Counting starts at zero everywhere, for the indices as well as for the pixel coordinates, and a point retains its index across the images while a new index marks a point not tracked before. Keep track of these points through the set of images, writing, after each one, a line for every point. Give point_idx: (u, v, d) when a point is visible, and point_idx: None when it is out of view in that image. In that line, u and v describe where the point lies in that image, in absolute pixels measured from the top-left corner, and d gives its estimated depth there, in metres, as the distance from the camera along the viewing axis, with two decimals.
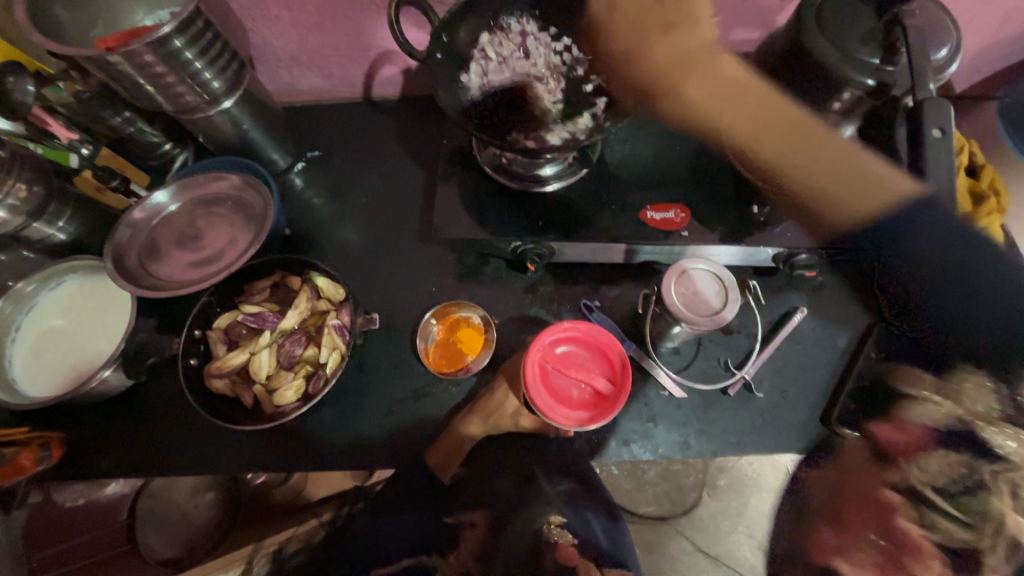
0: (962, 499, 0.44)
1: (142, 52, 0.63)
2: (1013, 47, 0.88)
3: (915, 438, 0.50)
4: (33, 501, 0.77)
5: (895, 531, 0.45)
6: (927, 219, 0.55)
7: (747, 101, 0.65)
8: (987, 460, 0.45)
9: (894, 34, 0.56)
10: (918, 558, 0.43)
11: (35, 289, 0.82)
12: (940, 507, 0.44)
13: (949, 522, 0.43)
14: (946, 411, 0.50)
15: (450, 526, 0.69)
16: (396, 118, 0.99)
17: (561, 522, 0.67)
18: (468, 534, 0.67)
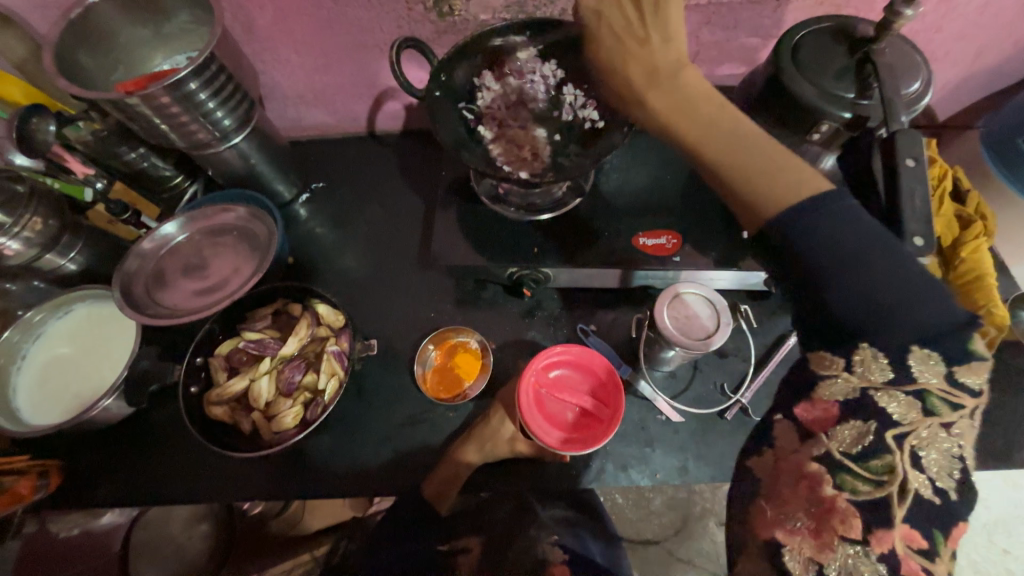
0: (870, 462, 0.42)
1: (159, 94, 0.68)
2: (988, 78, 0.91)
3: (832, 413, 0.44)
4: (28, 531, 0.77)
5: (823, 495, 0.42)
6: (835, 211, 0.47)
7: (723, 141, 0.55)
8: (888, 426, 0.42)
9: (866, 70, 0.61)
10: (843, 519, 0.41)
11: (43, 317, 0.84)
12: (852, 468, 0.42)
13: (865, 484, 0.41)
14: (843, 381, 0.45)
15: (443, 553, 0.72)
16: (397, 150, 1.03)
17: (556, 544, 0.71)
18: (461, 560, 0.71)
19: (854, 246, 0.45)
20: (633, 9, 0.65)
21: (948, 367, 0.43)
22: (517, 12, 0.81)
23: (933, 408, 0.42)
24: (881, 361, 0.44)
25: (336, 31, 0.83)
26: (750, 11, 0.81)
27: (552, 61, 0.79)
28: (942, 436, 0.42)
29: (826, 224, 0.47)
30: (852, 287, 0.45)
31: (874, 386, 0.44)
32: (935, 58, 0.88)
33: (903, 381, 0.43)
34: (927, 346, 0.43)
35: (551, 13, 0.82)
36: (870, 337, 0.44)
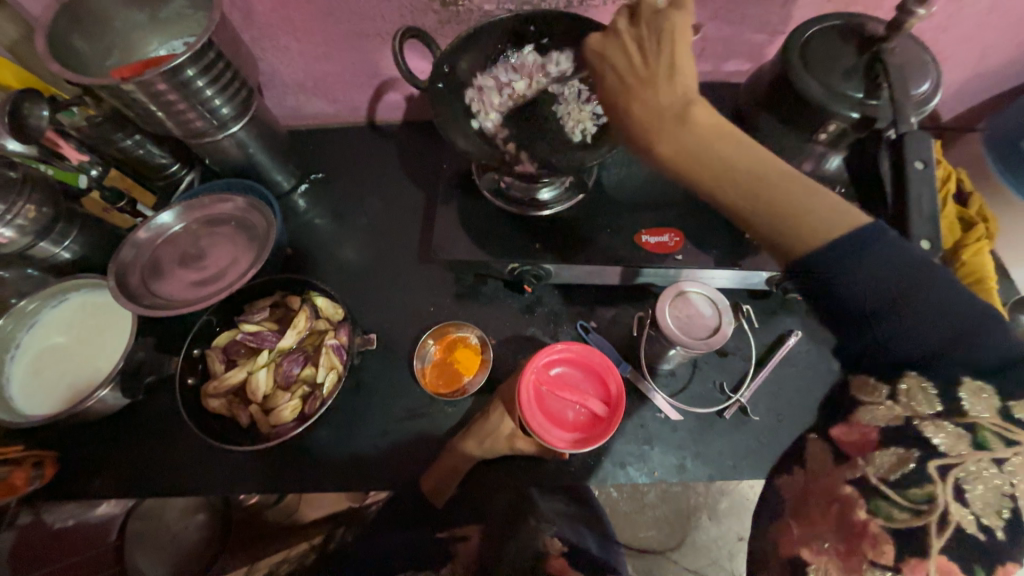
0: (910, 490, 0.44)
1: (156, 81, 0.66)
2: (995, 80, 0.91)
3: (869, 438, 0.49)
4: (22, 521, 0.75)
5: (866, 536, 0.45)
6: (881, 251, 0.47)
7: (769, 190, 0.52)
8: (933, 455, 0.45)
9: (876, 71, 0.60)
10: (875, 544, 0.44)
11: (36, 307, 0.83)
12: (888, 495, 0.45)
13: (901, 512, 0.44)
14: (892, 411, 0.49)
15: (443, 540, 0.73)
16: (398, 142, 1.02)
17: (554, 535, 0.71)
18: (461, 547, 0.72)
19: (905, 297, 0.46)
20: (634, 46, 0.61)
21: (1005, 405, 0.44)
22: (522, 3, 0.80)
23: (982, 442, 0.44)
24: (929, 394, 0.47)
25: (337, 18, 0.81)
26: (757, 7, 0.80)
27: (563, 48, 0.77)
28: (995, 474, 0.42)
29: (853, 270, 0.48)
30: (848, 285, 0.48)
31: (919, 416, 0.47)
32: (942, 59, 0.87)
33: (951, 414, 0.46)
34: (981, 378, 0.45)
35: (556, 5, 0.81)
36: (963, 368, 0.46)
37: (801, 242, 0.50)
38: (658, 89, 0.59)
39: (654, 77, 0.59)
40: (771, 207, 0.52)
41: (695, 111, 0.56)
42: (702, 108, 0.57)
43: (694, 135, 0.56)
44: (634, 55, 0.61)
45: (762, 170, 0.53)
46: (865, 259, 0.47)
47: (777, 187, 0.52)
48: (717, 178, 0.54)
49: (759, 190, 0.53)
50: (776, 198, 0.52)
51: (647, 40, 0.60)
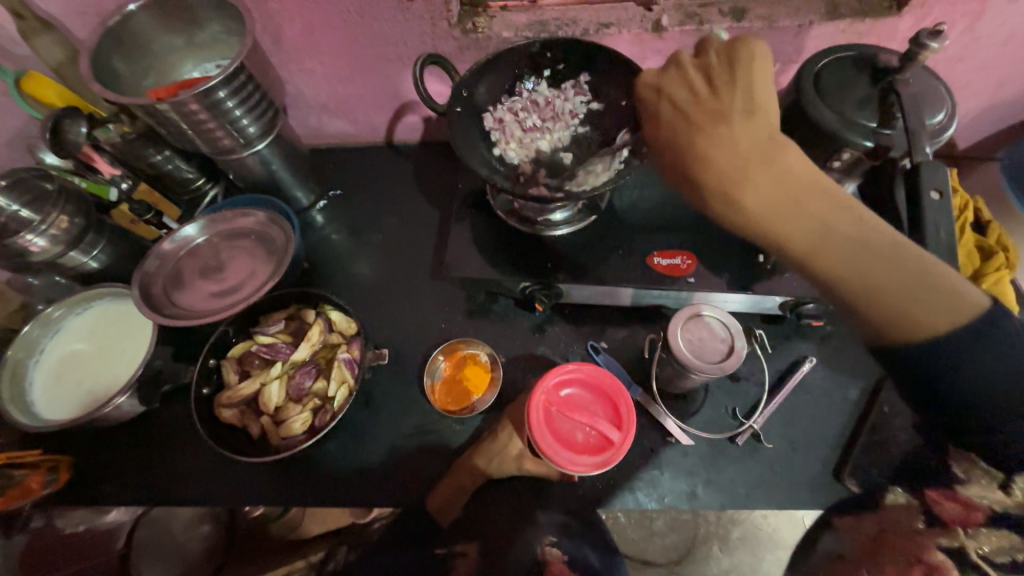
0: (1009, 573, 0.43)
1: (189, 102, 0.70)
2: (1012, 109, 0.91)
3: (969, 511, 0.47)
4: (35, 526, 0.76)
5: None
6: (996, 341, 0.46)
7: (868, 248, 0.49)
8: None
9: (889, 101, 0.60)
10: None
11: (62, 313, 0.86)
12: (988, 571, 0.43)
13: None
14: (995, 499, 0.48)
15: (440, 557, 0.69)
16: (415, 161, 1.05)
17: (551, 543, 0.69)
18: (460, 563, 0.68)
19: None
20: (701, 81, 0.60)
21: None
22: (540, 30, 0.83)
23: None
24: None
25: (362, 44, 0.85)
26: (770, 36, 0.81)
27: (584, 73, 0.80)
28: None
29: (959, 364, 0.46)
30: (956, 362, 0.46)
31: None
32: (957, 88, 0.87)
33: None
34: None
35: (573, 33, 0.83)
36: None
37: (897, 310, 0.48)
38: (739, 128, 0.55)
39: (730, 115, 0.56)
40: (869, 272, 0.49)
41: (788, 155, 0.53)
42: (795, 157, 0.53)
43: (789, 181, 0.52)
44: (702, 91, 0.59)
45: (858, 227, 0.50)
46: (982, 347, 0.46)
47: (876, 247, 0.49)
48: (813, 235, 0.51)
49: (858, 250, 0.50)
50: (874, 252, 0.49)
51: (717, 79, 0.59)
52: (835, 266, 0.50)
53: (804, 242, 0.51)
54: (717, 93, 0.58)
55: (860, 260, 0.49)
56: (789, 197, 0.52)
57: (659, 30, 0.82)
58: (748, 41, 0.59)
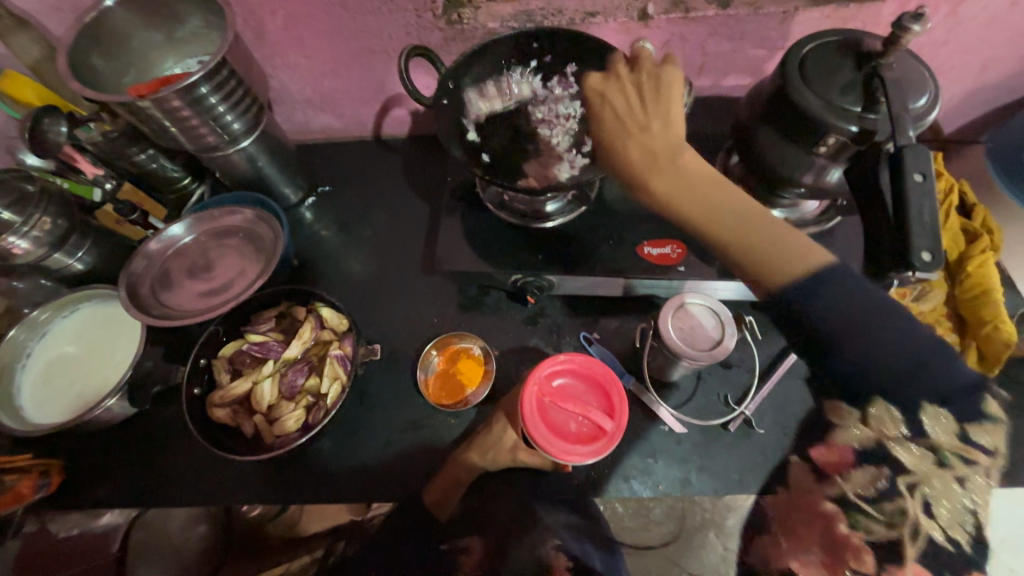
0: (884, 504, 0.47)
1: (171, 98, 0.69)
2: (996, 92, 0.91)
3: (845, 458, 0.53)
4: (28, 529, 0.79)
5: (836, 533, 0.49)
6: (835, 287, 0.52)
7: (747, 218, 0.59)
8: (900, 472, 0.48)
9: (874, 86, 0.61)
10: (857, 555, 0.48)
11: (48, 316, 0.85)
12: (866, 508, 0.48)
13: (877, 525, 0.47)
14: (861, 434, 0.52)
15: (444, 552, 0.71)
16: (403, 155, 1.04)
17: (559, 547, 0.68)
18: (463, 560, 0.70)
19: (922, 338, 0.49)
20: (635, 96, 0.69)
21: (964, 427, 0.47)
22: (525, 21, 0.82)
23: (946, 461, 0.47)
24: (894, 415, 0.49)
25: (346, 37, 0.84)
26: (756, 22, 0.81)
27: (570, 65, 0.79)
28: (956, 488, 0.46)
29: (811, 303, 0.52)
30: (833, 324, 0.50)
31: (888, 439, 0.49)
32: (942, 71, 0.88)
33: (918, 436, 0.48)
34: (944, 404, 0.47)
35: (559, 23, 0.83)
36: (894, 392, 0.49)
37: (763, 270, 0.56)
38: (653, 132, 0.66)
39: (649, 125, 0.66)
40: (746, 229, 0.58)
41: (686, 153, 0.64)
42: (691, 155, 0.64)
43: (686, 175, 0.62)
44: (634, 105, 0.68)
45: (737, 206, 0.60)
46: (832, 290, 0.52)
47: (749, 222, 0.58)
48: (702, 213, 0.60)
49: (741, 223, 0.58)
50: (750, 216, 0.59)
51: (647, 93, 0.68)
52: (720, 235, 0.59)
53: (696, 213, 0.61)
54: (643, 106, 0.68)
55: (744, 217, 0.59)
56: (690, 188, 0.61)
57: (645, 18, 0.82)
58: (671, 62, 0.69)
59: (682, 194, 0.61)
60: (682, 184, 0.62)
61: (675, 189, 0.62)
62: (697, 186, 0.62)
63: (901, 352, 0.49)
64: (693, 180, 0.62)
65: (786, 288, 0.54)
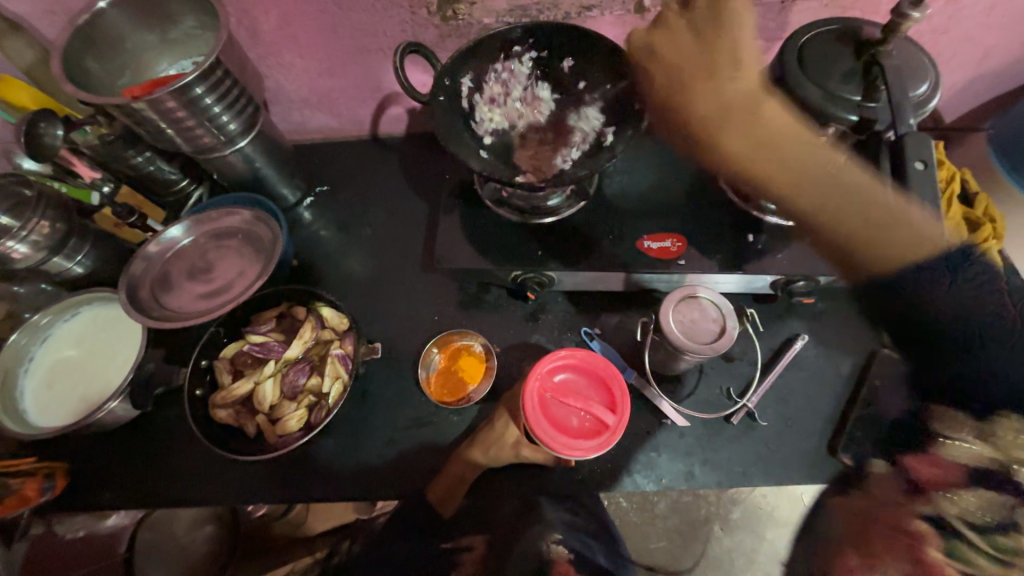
0: (1000, 539, 0.41)
1: (166, 99, 0.68)
2: (997, 79, 0.90)
3: (949, 473, 0.46)
4: (35, 532, 0.76)
5: (928, 557, 0.41)
6: (970, 273, 0.53)
7: (835, 184, 0.59)
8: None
9: (872, 74, 0.60)
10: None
11: (49, 320, 0.85)
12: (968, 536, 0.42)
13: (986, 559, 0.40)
14: (985, 453, 0.47)
15: (445, 551, 0.67)
16: (401, 154, 1.04)
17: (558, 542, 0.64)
18: (466, 558, 0.65)
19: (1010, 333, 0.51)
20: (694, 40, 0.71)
21: None
22: (521, 15, 0.81)
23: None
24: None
25: (340, 35, 0.83)
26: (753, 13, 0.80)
27: (567, 59, 0.79)
28: None
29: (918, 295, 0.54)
30: (944, 298, 0.53)
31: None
32: (942, 60, 0.87)
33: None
34: None
35: (555, 17, 0.82)
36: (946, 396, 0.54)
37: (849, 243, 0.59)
38: (722, 86, 0.67)
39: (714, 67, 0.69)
40: (833, 198, 0.60)
41: (765, 108, 0.62)
42: (773, 107, 0.62)
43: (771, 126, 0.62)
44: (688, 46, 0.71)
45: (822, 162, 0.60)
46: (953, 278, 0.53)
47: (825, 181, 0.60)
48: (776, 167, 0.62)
49: (821, 192, 0.60)
50: (839, 184, 0.59)
51: (705, 33, 0.71)
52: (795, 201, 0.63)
53: (781, 175, 0.62)
54: (706, 54, 0.70)
55: (826, 195, 0.60)
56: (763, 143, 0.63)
57: (642, 11, 0.81)
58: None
59: (765, 154, 0.63)
60: (760, 143, 0.63)
61: (750, 151, 0.64)
62: (777, 145, 0.62)
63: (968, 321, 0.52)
64: (772, 142, 0.62)
65: (886, 273, 0.56)
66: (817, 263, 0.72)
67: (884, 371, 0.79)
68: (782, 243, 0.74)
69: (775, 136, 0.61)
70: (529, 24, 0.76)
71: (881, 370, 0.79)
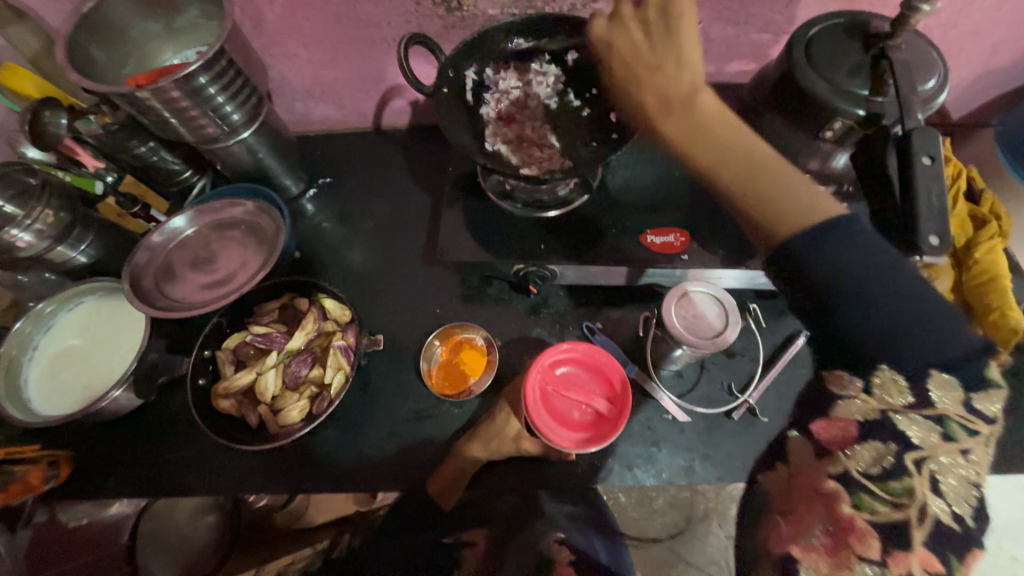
0: (890, 484, 0.45)
1: (169, 89, 0.68)
2: (1006, 75, 0.90)
3: (848, 432, 0.49)
4: (39, 519, 0.78)
5: (840, 513, 0.46)
6: (855, 237, 0.49)
7: (741, 169, 0.58)
8: (908, 449, 0.46)
9: (881, 67, 0.60)
10: (861, 539, 0.44)
11: (53, 309, 0.85)
12: (873, 489, 0.45)
13: (882, 505, 0.45)
14: (870, 405, 0.49)
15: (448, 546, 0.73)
16: (404, 146, 1.03)
17: (560, 541, 0.71)
18: (467, 554, 0.72)
19: (916, 316, 0.46)
20: (640, 36, 0.67)
21: (967, 395, 0.45)
22: (525, 7, 0.81)
23: (949, 433, 0.45)
24: (898, 382, 0.47)
25: (345, 25, 0.83)
26: (761, 5, 0.79)
27: (570, 53, 0.79)
28: (961, 462, 0.45)
29: (821, 247, 0.50)
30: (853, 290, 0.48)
31: (891, 409, 0.47)
32: (950, 55, 0.86)
33: (920, 405, 0.46)
34: (946, 370, 0.45)
35: (560, 8, 0.82)
36: (895, 358, 0.46)
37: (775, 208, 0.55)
38: (668, 75, 0.64)
39: (662, 69, 0.65)
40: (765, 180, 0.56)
41: (703, 95, 0.62)
42: (708, 95, 0.62)
43: (698, 116, 0.61)
44: (643, 51, 0.66)
45: (749, 151, 0.59)
46: (847, 241, 0.49)
47: (757, 164, 0.58)
48: (713, 154, 0.60)
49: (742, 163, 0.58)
50: (755, 168, 0.58)
51: (655, 31, 0.66)
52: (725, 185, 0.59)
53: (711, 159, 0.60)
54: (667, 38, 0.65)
55: (743, 174, 0.58)
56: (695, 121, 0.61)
57: None
58: None
59: (694, 137, 0.61)
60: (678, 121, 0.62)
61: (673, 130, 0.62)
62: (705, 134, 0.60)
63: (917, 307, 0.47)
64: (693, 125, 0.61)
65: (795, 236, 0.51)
66: None
67: None
68: None
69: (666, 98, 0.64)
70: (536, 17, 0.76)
71: None
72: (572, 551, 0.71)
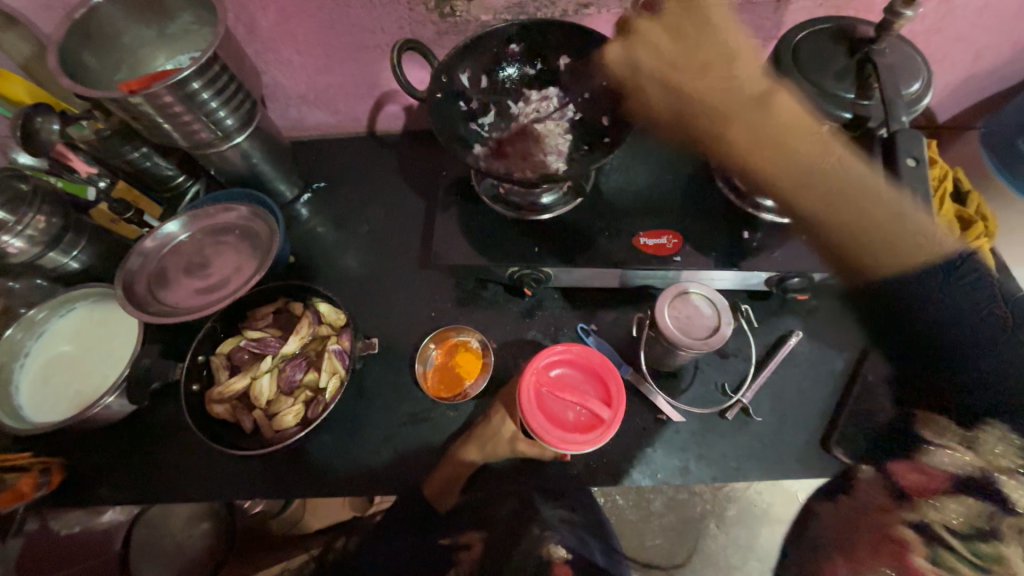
0: (977, 545, 0.47)
1: (162, 94, 0.68)
2: (989, 80, 0.92)
3: (935, 476, 0.53)
4: (30, 528, 0.75)
5: (914, 563, 0.48)
6: (965, 270, 0.66)
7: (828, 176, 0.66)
8: (1009, 513, 0.48)
9: (866, 70, 0.61)
10: None
11: (45, 316, 0.84)
12: (954, 547, 0.47)
13: (963, 564, 0.46)
14: (968, 460, 0.54)
15: (444, 548, 0.72)
16: (399, 151, 1.04)
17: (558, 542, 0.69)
18: (463, 555, 0.70)
19: (1008, 326, 0.64)
20: (662, 38, 0.73)
21: None
22: (518, 13, 0.82)
23: None
24: (1011, 449, 0.54)
25: (339, 31, 0.83)
26: (749, 12, 0.81)
27: (564, 57, 0.79)
28: None
29: (942, 286, 0.66)
30: (949, 312, 0.66)
31: (1000, 473, 0.51)
32: (934, 59, 0.88)
33: None
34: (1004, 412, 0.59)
35: (552, 14, 0.83)
36: (965, 363, 0.65)
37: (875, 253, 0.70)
38: (734, 68, 0.71)
39: (710, 70, 0.72)
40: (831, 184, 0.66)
41: (778, 97, 0.64)
42: (786, 95, 0.63)
43: (777, 121, 0.64)
44: (667, 51, 0.73)
45: (833, 164, 0.65)
46: (969, 289, 0.66)
47: (847, 181, 0.65)
48: (783, 169, 0.69)
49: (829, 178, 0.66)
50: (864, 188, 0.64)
51: (684, 34, 0.72)
52: (805, 205, 0.70)
53: (786, 182, 0.69)
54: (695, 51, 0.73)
55: (824, 191, 0.67)
56: (762, 131, 0.67)
57: None
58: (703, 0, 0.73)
59: (779, 150, 0.67)
60: (754, 140, 0.69)
61: (744, 154, 0.71)
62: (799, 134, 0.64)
63: (978, 330, 0.65)
64: (812, 131, 0.63)
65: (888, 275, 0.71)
66: (812, 259, 0.73)
67: (877, 367, 0.80)
68: (776, 239, 0.74)
69: (753, 101, 0.68)
70: (528, 21, 0.76)
71: (874, 366, 0.80)
72: (567, 551, 0.69)
